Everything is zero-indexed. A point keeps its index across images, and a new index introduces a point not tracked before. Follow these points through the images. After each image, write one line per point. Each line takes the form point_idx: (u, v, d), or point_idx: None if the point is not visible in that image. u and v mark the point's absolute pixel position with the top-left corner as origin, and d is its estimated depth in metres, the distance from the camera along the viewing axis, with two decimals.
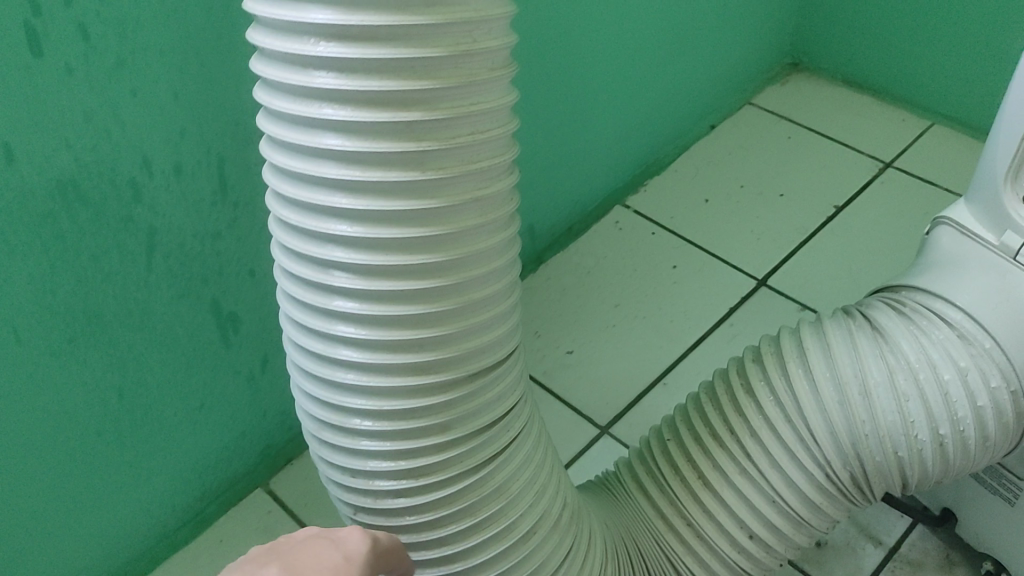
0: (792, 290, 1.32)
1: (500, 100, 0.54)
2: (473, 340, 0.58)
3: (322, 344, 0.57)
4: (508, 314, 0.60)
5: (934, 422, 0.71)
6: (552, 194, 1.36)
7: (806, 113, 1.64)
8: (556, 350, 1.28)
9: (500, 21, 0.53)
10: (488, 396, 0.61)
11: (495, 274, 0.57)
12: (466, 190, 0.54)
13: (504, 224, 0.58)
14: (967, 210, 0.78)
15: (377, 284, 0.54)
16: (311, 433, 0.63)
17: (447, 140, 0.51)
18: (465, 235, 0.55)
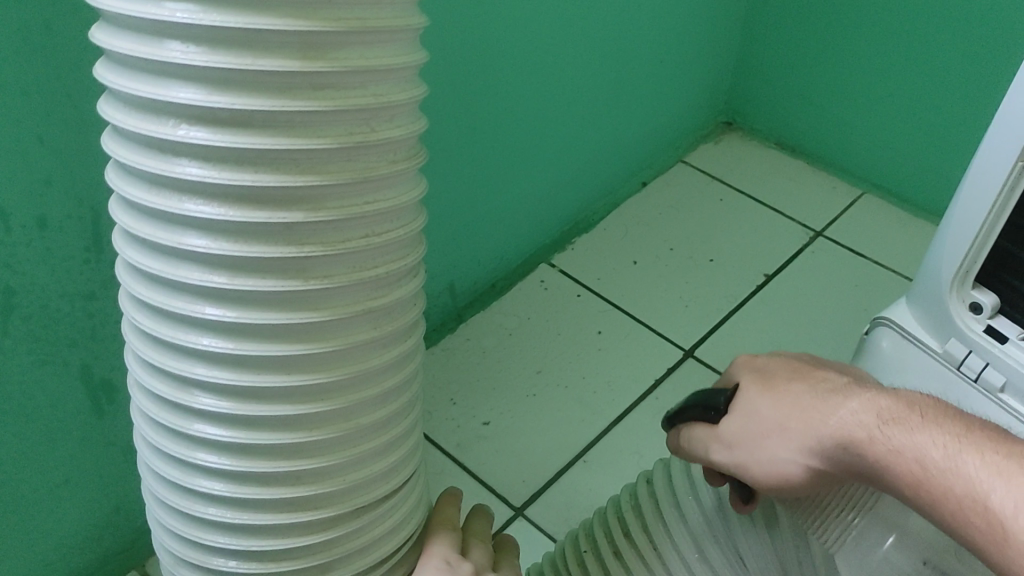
0: (719, 362, 1.27)
1: (402, 195, 0.46)
2: (359, 471, 0.50)
3: (182, 473, 0.49)
4: (404, 435, 0.53)
5: None
6: (475, 249, 1.28)
7: (739, 175, 1.60)
8: (472, 420, 1.20)
9: (405, 107, 0.45)
10: (376, 531, 0.53)
11: (389, 394, 0.50)
12: (356, 301, 0.46)
13: (402, 336, 0.50)
14: (907, 310, 0.74)
15: (246, 410, 0.45)
16: (167, 566, 0.55)
17: (334, 244, 0.44)
18: (353, 352, 0.47)
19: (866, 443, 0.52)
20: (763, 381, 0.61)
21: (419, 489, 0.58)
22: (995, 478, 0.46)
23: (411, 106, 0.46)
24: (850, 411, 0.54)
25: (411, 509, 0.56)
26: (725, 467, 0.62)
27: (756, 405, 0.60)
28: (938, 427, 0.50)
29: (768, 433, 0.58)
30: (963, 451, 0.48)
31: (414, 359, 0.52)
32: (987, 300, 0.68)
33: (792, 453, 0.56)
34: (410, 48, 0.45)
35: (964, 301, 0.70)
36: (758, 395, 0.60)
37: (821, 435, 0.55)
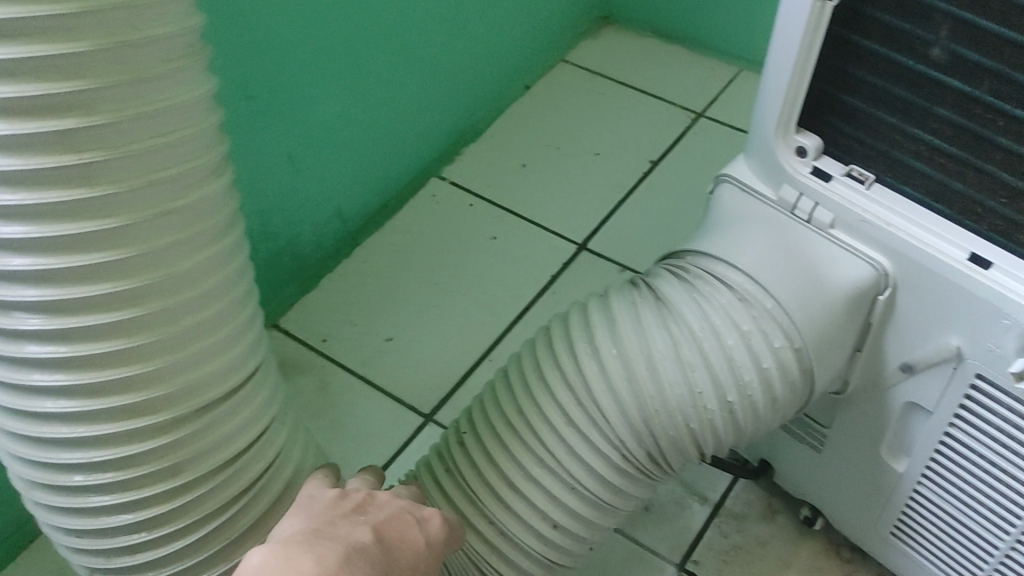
0: (611, 251, 1.31)
1: (184, 95, 0.47)
2: (191, 372, 0.52)
3: (17, 398, 0.50)
4: (240, 331, 0.55)
5: (721, 388, 0.68)
6: (359, 172, 1.29)
7: (619, 68, 1.61)
8: (375, 338, 1.23)
9: (173, 6, 0.45)
10: (225, 428, 0.56)
11: (211, 294, 0.52)
12: (153, 203, 0.47)
13: (216, 236, 0.52)
14: (745, 165, 0.77)
15: (62, 324, 0.47)
16: (25, 493, 0.56)
17: (116, 148, 0.44)
18: (163, 255, 0.48)
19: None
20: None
21: (270, 384, 0.61)
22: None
23: (180, 4, 0.46)
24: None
25: (264, 404, 0.59)
26: None
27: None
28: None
29: None
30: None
31: (235, 258, 0.55)
32: (810, 142, 0.71)
33: None
34: None
35: (790, 146, 0.72)
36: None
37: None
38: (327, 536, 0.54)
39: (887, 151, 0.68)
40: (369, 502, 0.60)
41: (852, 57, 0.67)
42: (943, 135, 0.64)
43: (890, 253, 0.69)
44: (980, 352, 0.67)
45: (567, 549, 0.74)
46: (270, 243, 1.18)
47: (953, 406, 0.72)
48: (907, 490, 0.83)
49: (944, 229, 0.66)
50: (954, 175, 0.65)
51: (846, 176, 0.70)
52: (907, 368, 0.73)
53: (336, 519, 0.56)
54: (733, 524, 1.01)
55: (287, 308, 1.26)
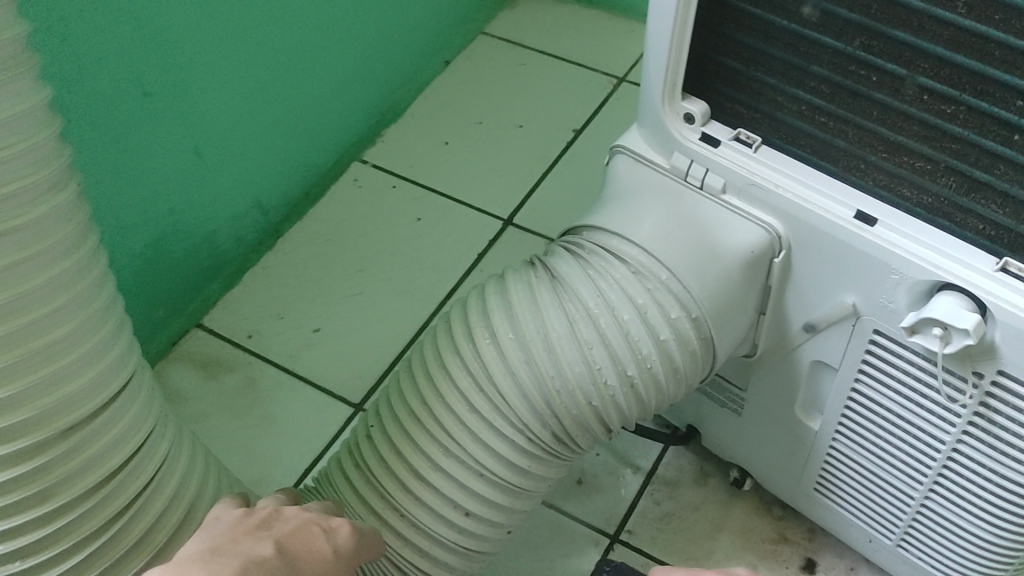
0: (537, 226, 1.31)
1: (12, 108, 0.45)
2: (55, 391, 0.51)
3: None
4: (105, 344, 0.54)
5: (619, 363, 0.67)
6: (274, 162, 1.26)
7: (539, 36, 1.59)
8: (302, 330, 1.21)
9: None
10: (99, 444, 0.55)
11: (65, 312, 0.51)
12: None
13: (68, 249, 0.50)
14: (637, 134, 0.76)
15: None
16: None
17: None
18: (6, 276, 0.47)
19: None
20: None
21: (146, 393, 0.60)
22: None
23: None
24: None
25: (141, 415, 0.58)
26: None
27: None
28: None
29: None
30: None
31: (92, 271, 0.53)
32: (696, 108, 0.70)
33: None
34: None
35: (677, 113, 0.71)
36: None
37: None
38: (227, 552, 0.53)
39: (770, 112, 0.68)
40: (275, 516, 0.59)
41: (728, 20, 0.66)
42: (821, 93, 0.64)
43: (780, 216, 0.68)
44: (874, 308, 0.67)
45: (481, 534, 0.74)
46: (184, 241, 1.15)
47: (856, 363, 0.72)
48: (823, 447, 0.83)
49: (831, 188, 0.66)
50: (835, 132, 0.65)
51: (734, 140, 0.70)
52: (810, 328, 0.73)
53: (237, 535, 0.56)
54: (665, 491, 1.01)
55: (210, 306, 1.24)
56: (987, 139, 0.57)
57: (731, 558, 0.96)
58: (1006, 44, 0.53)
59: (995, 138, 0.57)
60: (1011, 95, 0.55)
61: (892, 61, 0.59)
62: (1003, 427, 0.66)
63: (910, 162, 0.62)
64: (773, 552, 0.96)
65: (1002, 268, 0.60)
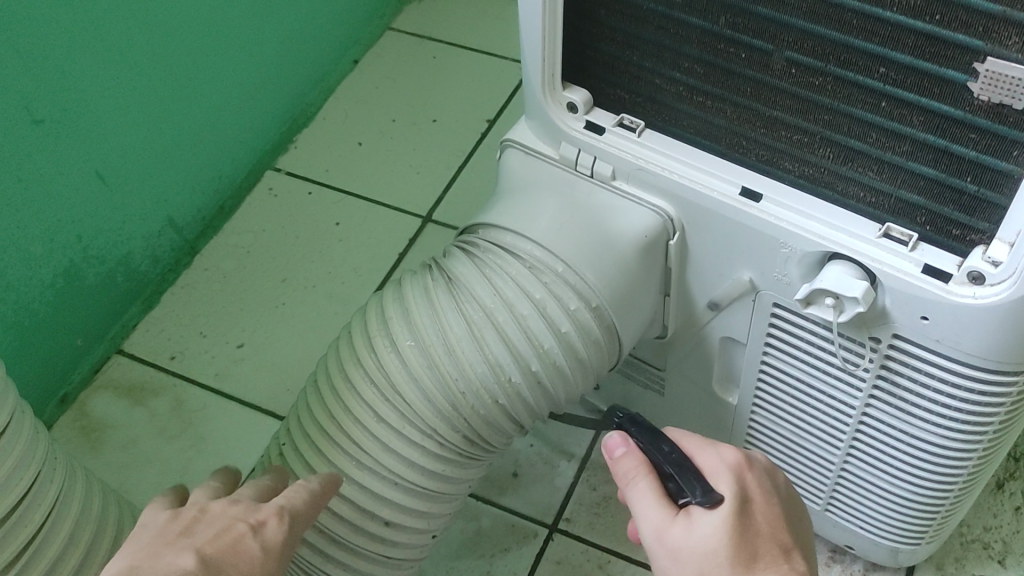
0: (456, 219, 1.30)
1: None
2: None
3: None
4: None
5: (522, 360, 0.67)
6: (184, 178, 1.23)
7: (448, 28, 1.58)
8: (225, 346, 1.18)
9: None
10: None
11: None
12: None
13: None
14: (525, 127, 0.75)
15: None
16: None
17: None
18: None
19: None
20: (743, 505, 0.57)
21: (32, 428, 0.58)
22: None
23: None
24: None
25: (27, 455, 0.56)
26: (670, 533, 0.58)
27: (716, 534, 0.55)
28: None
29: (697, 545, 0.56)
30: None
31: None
32: (578, 97, 0.70)
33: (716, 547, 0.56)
34: None
35: (560, 103, 0.71)
36: (731, 530, 0.55)
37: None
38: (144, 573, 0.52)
39: (651, 95, 0.67)
40: (200, 518, 0.58)
41: (598, 6, 0.65)
42: (695, 74, 0.64)
43: (669, 198, 0.68)
44: (769, 281, 0.67)
45: (403, 541, 0.73)
46: (95, 266, 1.12)
47: (760, 336, 0.72)
48: (742, 421, 0.83)
49: (715, 166, 0.66)
50: (713, 112, 0.65)
51: (618, 126, 0.69)
52: (713, 306, 0.73)
53: (158, 549, 0.55)
54: (601, 476, 1.01)
55: (130, 330, 1.20)
56: (856, 107, 0.58)
57: None
58: (862, 12, 0.53)
59: (864, 106, 0.57)
60: (873, 63, 0.55)
61: (757, 37, 0.59)
62: (905, 388, 0.66)
63: (788, 135, 0.62)
64: None
65: (884, 234, 0.60)
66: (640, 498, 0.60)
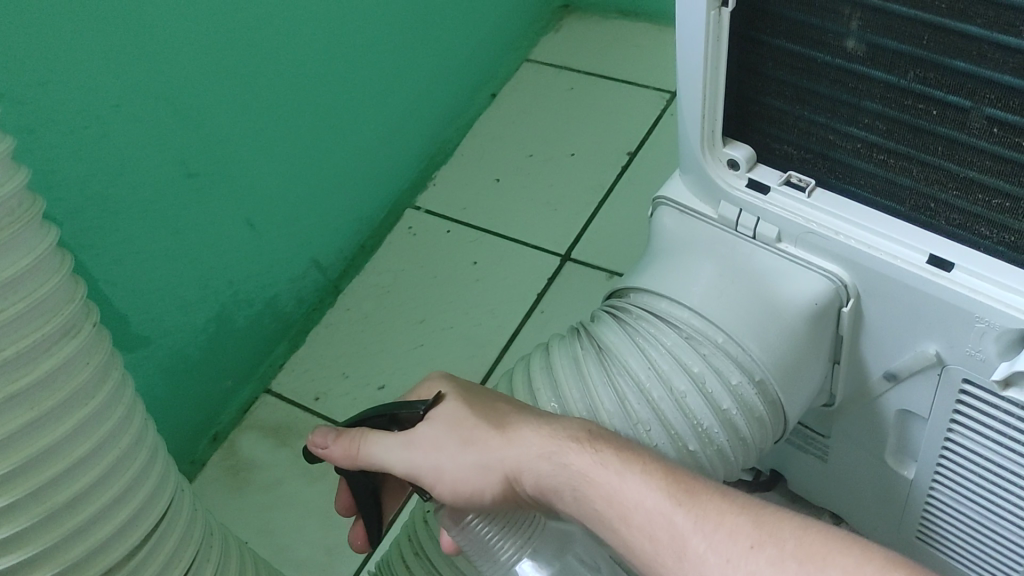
0: (596, 258, 1.26)
1: (24, 260, 0.44)
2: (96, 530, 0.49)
3: None
4: (141, 476, 0.52)
5: (679, 439, 0.62)
6: (328, 219, 1.24)
7: (585, 58, 1.55)
8: (366, 388, 1.18)
9: None
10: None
11: (94, 454, 0.48)
12: (4, 380, 0.43)
13: (95, 387, 0.48)
14: (680, 183, 0.71)
15: None
16: None
17: None
18: (34, 430, 0.45)
19: (574, 455, 0.53)
20: (467, 392, 0.61)
21: (189, 510, 0.57)
22: (713, 534, 0.46)
23: None
24: (643, 489, 0.50)
25: (184, 536, 0.56)
26: (421, 458, 0.58)
27: (462, 416, 0.59)
28: (742, 513, 0.47)
29: (468, 442, 0.57)
30: (772, 551, 0.45)
31: (120, 402, 0.50)
32: (740, 154, 0.65)
33: (489, 460, 0.56)
34: None
35: (721, 160, 0.66)
36: (463, 410, 0.59)
37: (535, 452, 0.55)
38: None
39: (824, 152, 0.62)
40: None
41: (766, 59, 0.61)
42: (877, 130, 0.58)
43: (845, 263, 0.62)
44: (961, 357, 0.60)
45: None
46: (246, 308, 1.14)
47: (948, 412, 0.65)
48: (920, 498, 0.75)
49: (897, 231, 0.59)
50: (897, 170, 0.58)
51: (786, 184, 0.64)
52: (891, 377, 0.66)
53: None
54: None
55: (277, 369, 1.22)
56: None
57: None
58: None
59: None
60: None
61: (953, 93, 0.52)
62: None
63: (986, 198, 0.55)
64: None
65: None
66: (385, 446, 0.58)
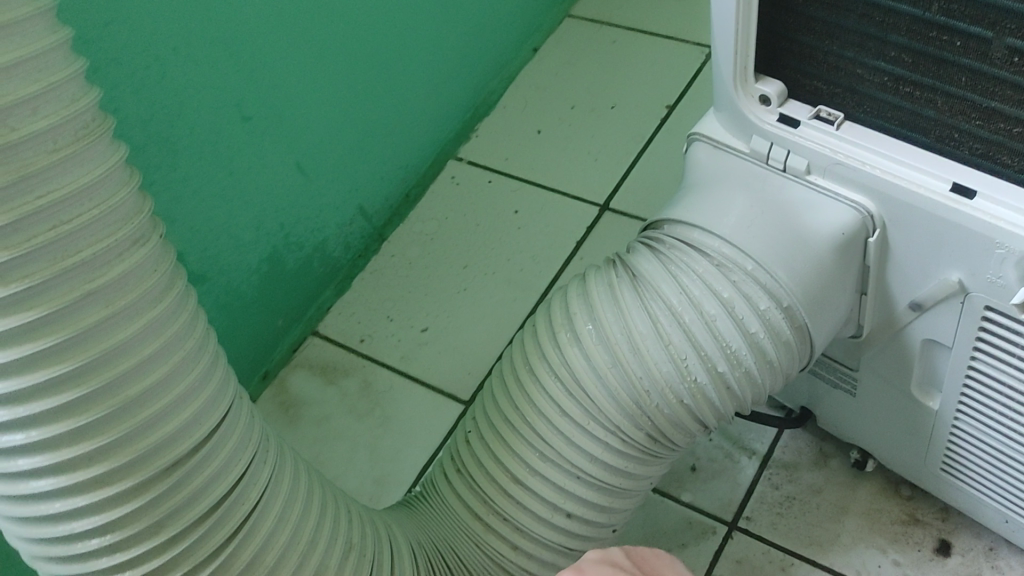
0: (635, 207, 1.29)
1: (99, 170, 0.48)
2: (156, 429, 0.53)
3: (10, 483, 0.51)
4: (203, 378, 0.56)
5: (709, 361, 0.65)
6: (375, 168, 1.28)
7: (627, 12, 1.56)
8: (411, 330, 1.23)
9: (65, 86, 0.46)
10: (208, 472, 0.56)
11: (161, 354, 0.52)
12: (78, 283, 0.47)
13: (161, 293, 0.52)
14: (714, 120, 0.73)
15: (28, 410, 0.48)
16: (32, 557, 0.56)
17: (33, 239, 0.45)
18: (106, 327, 0.49)
19: None
20: None
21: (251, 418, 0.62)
22: None
23: (70, 86, 0.46)
24: None
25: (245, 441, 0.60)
26: None
27: None
28: None
29: None
30: None
31: (183, 310, 0.55)
32: (771, 89, 0.67)
33: None
34: (57, 30, 0.46)
35: (753, 96, 0.68)
36: None
37: None
38: None
39: (852, 87, 0.64)
40: None
41: None
42: (903, 63, 0.60)
43: (872, 194, 0.64)
44: (981, 283, 0.62)
45: (585, 534, 0.74)
46: (296, 251, 1.18)
47: (970, 339, 0.67)
48: (944, 428, 0.78)
49: (922, 162, 0.61)
50: (921, 103, 0.61)
51: (815, 118, 0.66)
52: (916, 306, 0.69)
53: None
54: (785, 475, 0.97)
55: (325, 312, 1.27)
56: None
57: (858, 542, 0.91)
58: None
59: None
60: None
61: (975, 24, 0.54)
62: None
63: (1006, 127, 0.57)
64: (905, 534, 0.91)
65: None
66: None
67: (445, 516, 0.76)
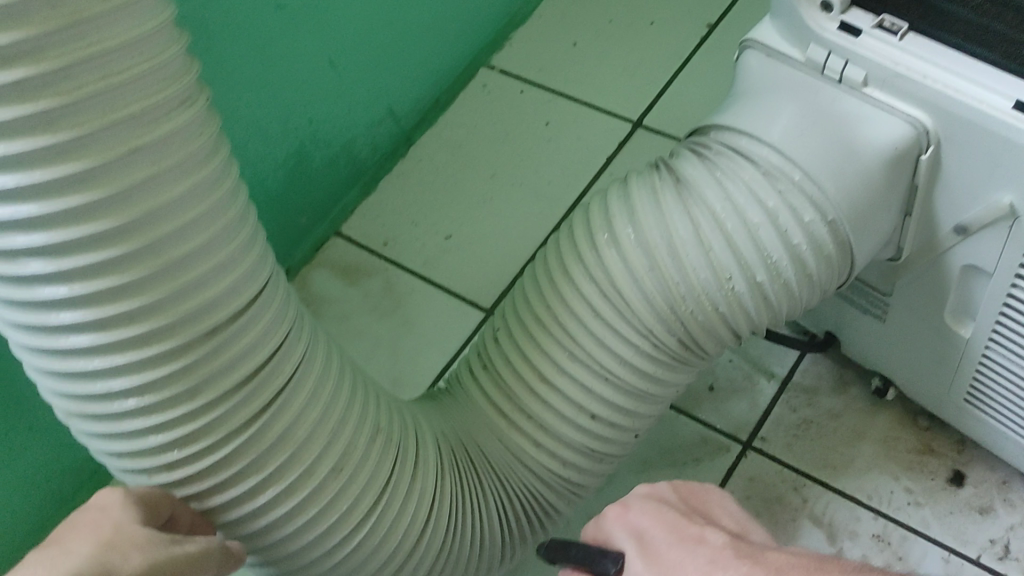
0: (668, 126, 1.27)
1: (149, 24, 0.46)
2: (195, 295, 0.52)
3: (50, 337, 0.51)
4: (242, 251, 0.55)
5: (748, 269, 0.65)
6: (407, 70, 1.26)
7: None
8: (435, 236, 1.22)
9: None
10: (242, 344, 0.56)
11: (203, 221, 0.52)
12: (126, 138, 0.46)
13: (204, 159, 0.52)
14: (771, 27, 0.71)
15: (74, 263, 0.47)
16: (66, 413, 0.57)
17: (84, 88, 0.44)
18: (152, 186, 0.48)
19: None
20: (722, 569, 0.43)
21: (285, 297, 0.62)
22: None
23: None
24: None
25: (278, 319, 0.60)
26: None
27: None
28: None
29: None
30: None
31: (226, 180, 0.54)
32: None
33: None
34: None
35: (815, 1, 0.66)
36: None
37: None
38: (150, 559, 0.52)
39: None
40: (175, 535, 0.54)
41: None
42: None
43: (930, 109, 0.63)
44: None
45: (607, 437, 0.74)
46: (324, 149, 1.17)
47: (1013, 265, 0.66)
48: (973, 357, 0.77)
49: (987, 77, 0.60)
50: (990, 16, 0.61)
51: (877, 28, 0.64)
52: (961, 229, 0.68)
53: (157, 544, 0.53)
54: (803, 399, 0.97)
55: (349, 213, 1.26)
56: None
57: (871, 468, 0.92)
58: None
59: None
60: None
61: None
62: None
63: None
64: (919, 463, 0.91)
65: None
66: None
67: (470, 411, 0.76)
